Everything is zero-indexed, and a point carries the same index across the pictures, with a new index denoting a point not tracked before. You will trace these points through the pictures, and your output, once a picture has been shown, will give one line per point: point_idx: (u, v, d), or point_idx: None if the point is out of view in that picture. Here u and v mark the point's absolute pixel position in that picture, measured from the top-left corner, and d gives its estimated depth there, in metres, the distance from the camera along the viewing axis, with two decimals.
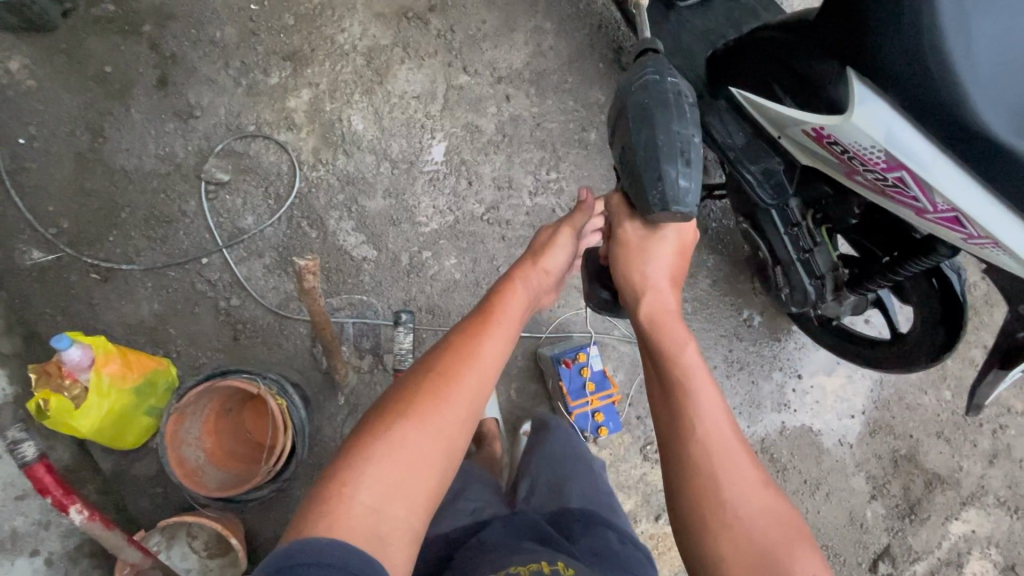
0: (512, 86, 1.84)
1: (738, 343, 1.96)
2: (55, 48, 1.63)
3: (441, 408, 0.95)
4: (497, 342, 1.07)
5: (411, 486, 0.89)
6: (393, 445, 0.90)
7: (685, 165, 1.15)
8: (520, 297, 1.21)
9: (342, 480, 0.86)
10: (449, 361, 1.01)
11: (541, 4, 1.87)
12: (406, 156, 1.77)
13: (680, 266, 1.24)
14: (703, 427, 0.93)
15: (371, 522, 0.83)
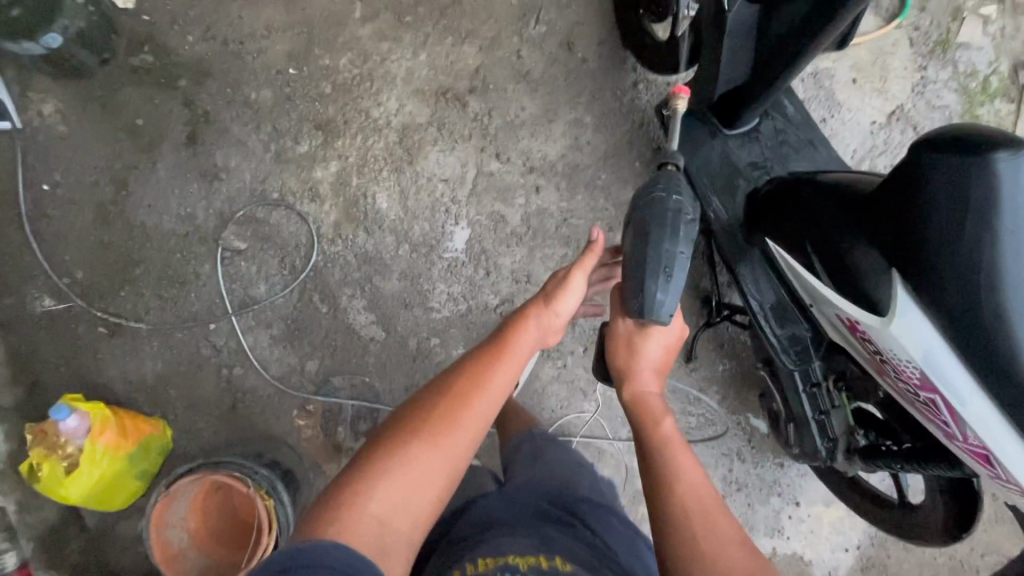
0: (543, 178, 1.79)
1: (739, 463, 1.91)
2: (89, 94, 1.61)
3: (453, 433, 0.97)
4: (510, 371, 1.11)
5: (418, 502, 0.90)
6: (406, 463, 0.92)
7: (666, 281, 1.18)
8: (532, 332, 1.23)
9: (354, 493, 0.87)
10: (467, 388, 1.04)
11: (584, 95, 1.81)
12: (427, 240, 1.73)
13: (668, 358, 1.24)
14: (678, 474, 0.99)
15: (377, 530, 0.84)
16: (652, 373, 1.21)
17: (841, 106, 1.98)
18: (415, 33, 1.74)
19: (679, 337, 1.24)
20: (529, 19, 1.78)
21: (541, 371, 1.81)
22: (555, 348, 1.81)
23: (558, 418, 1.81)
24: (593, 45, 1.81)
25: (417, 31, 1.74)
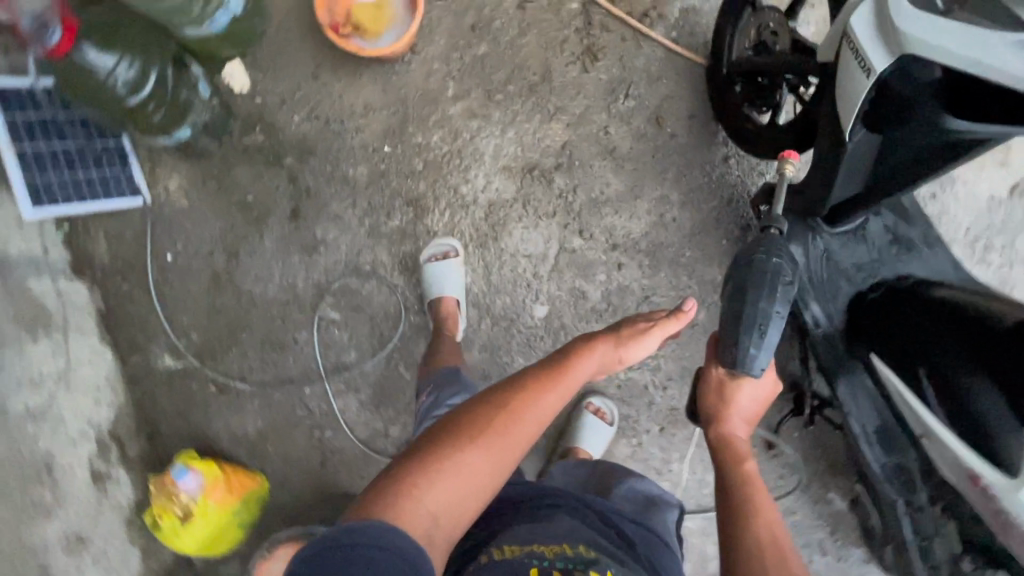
0: (626, 255, 1.78)
1: (819, 554, 1.82)
2: (208, 172, 1.76)
3: (506, 439, 0.95)
4: (566, 387, 1.08)
5: (466, 503, 0.88)
6: (459, 464, 0.90)
7: (767, 339, 1.18)
8: (595, 359, 1.18)
9: (408, 483, 0.85)
10: (520, 398, 1.01)
11: (671, 172, 1.78)
12: (508, 314, 1.77)
13: (761, 411, 1.23)
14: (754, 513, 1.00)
15: (429, 523, 0.83)
16: (743, 419, 1.22)
17: (972, 196, 1.82)
18: (504, 110, 1.77)
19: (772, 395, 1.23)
20: (617, 95, 1.78)
21: (616, 447, 1.79)
22: (631, 425, 1.79)
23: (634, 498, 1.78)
24: (683, 120, 1.77)
25: (507, 109, 1.77)
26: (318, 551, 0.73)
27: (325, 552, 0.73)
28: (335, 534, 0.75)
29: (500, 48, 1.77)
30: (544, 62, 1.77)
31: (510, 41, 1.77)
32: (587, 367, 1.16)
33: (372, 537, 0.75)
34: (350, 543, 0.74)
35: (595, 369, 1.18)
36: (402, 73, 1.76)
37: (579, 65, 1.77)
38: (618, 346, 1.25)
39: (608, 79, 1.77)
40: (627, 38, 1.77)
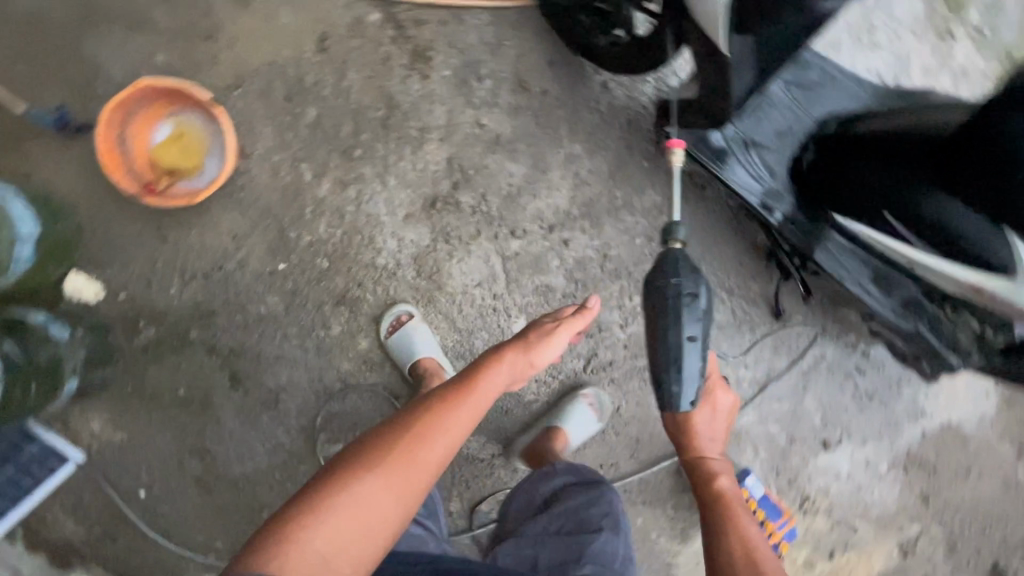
0: (566, 229, 1.69)
1: (863, 377, 1.89)
2: (124, 393, 1.56)
3: (409, 466, 0.83)
4: (479, 395, 0.97)
5: (357, 548, 0.76)
6: (356, 494, 0.78)
7: (693, 376, 1.11)
8: (507, 365, 1.08)
9: (296, 522, 0.75)
10: (428, 413, 0.90)
11: (564, 127, 1.65)
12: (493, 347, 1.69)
13: (725, 426, 1.40)
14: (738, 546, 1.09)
15: (317, 572, 0.73)
16: (710, 440, 1.36)
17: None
18: (371, 161, 1.59)
19: (730, 408, 1.41)
20: (470, 82, 1.60)
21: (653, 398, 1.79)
22: None
23: None
24: (547, 71, 1.63)
25: (373, 158, 1.59)
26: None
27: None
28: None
29: (328, 102, 1.56)
30: (381, 90, 1.57)
31: (334, 89, 1.55)
32: (501, 377, 1.05)
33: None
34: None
35: (509, 375, 1.07)
36: (249, 184, 1.56)
37: (416, 73, 1.57)
38: (526, 352, 1.16)
39: (453, 71, 1.59)
40: (447, 20, 1.57)
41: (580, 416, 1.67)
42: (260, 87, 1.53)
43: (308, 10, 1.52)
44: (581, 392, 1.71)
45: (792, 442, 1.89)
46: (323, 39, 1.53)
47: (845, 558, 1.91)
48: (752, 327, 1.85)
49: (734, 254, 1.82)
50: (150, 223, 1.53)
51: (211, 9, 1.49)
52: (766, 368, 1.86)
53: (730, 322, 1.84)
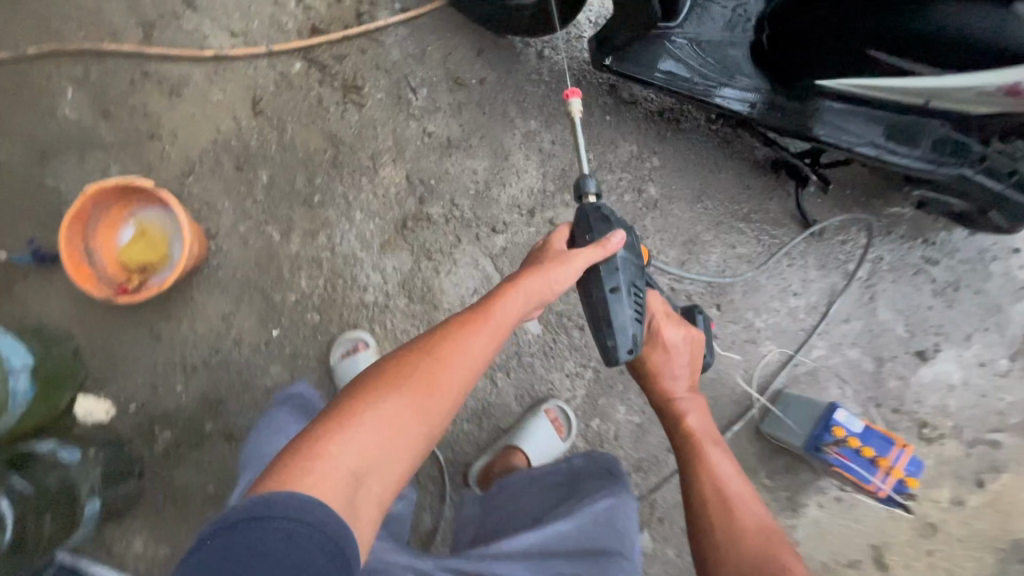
0: (548, 208, 1.57)
1: (937, 267, 1.62)
2: (157, 504, 1.51)
3: (433, 391, 0.84)
4: (494, 319, 0.94)
5: (385, 466, 0.78)
6: (379, 413, 0.80)
7: (626, 326, 1.11)
8: (525, 289, 0.98)
9: (318, 439, 0.77)
10: (442, 339, 0.90)
11: (513, 108, 1.57)
12: (510, 352, 1.57)
13: (686, 360, 1.31)
14: (713, 510, 1.14)
15: (349, 485, 0.73)
16: (675, 374, 1.30)
17: None
18: (334, 203, 1.56)
19: (687, 340, 1.31)
20: (406, 96, 1.56)
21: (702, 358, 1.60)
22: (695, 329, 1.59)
23: (755, 377, 1.61)
24: (478, 60, 1.58)
25: (334, 200, 1.56)
26: (219, 536, 0.65)
27: (225, 535, 0.64)
28: (238, 508, 0.66)
29: (277, 159, 1.55)
30: (323, 132, 1.56)
31: (279, 146, 1.55)
32: (522, 302, 0.98)
33: (280, 509, 0.66)
34: (245, 540, 0.64)
35: (528, 301, 0.98)
36: (224, 261, 1.55)
37: (352, 105, 1.56)
38: (543, 269, 1.01)
39: (386, 91, 1.56)
40: (366, 46, 1.56)
41: (540, 433, 1.49)
42: (211, 166, 1.55)
43: (235, 81, 1.55)
44: (543, 406, 1.53)
45: (882, 363, 1.61)
46: (256, 102, 1.55)
47: (1000, 482, 1.57)
48: (789, 248, 1.61)
49: (739, 176, 1.61)
50: (144, 328, 1.54)
51: (149, 110, 1.54)
52: (821, 288, 1.62)
53: (762, 250, 1.61)
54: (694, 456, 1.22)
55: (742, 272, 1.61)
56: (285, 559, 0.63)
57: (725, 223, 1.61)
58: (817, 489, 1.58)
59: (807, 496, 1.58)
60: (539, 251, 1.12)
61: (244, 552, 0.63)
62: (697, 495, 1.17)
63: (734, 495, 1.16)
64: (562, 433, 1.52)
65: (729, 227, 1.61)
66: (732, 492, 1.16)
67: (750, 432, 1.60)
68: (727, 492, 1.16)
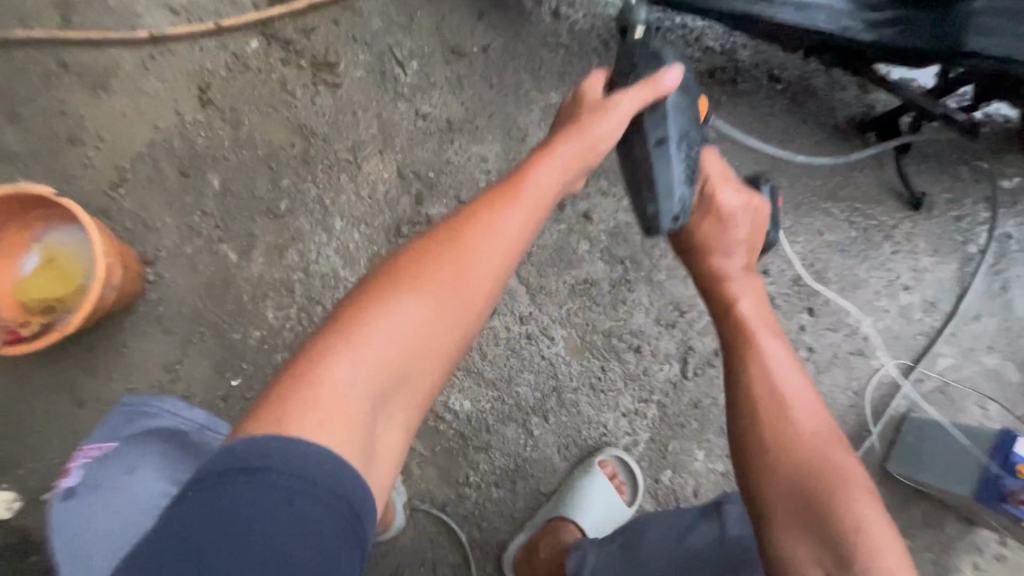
0: (580, 199, 1.23)
1: None
2: None
3: (462, 287, 0.69)
4: (528, 199, 0.76)
5: (409, 377, 0.65)
6: (394, 321, 0.65)
7: (675, 183, 0.86)
8: (566, 158, 0.80)
9: (316, 360, 0.62)
10: (465, 226, 0.72)
11: (527, 77, 1.25)
12: (546, 390, 1.19)
13: (747, 232, 0.96)
14: (769, 426, 0.79)
15: (359, 409, 0.60)
16: (729, 249, 0.95)
17: None
18: (306, 211, 1.21)
19: (747, 209, 0.96)
20: (392, 72, 1.24)
21: None
22: None
23: (869, 401, 1.22)
24: (479, 23, 1.25)
25: (306, 206, 1.21)
26: (194, 503, 0.51)
27: (202, 502, 0.51)
28: (223, 460, 0.53)
29: (232, 160, 1.22)
30: (289, 123, 1.23)
31: (234, 143, 1.22)
32: (560, 168, 0.80)
33: (273, 463, 0.53)
34: (226, 513, 0.50)
35: (566, 168, 0.80)
36: (167, 293, 1.19)
37: (324, 87, 1.23)
38: (584, 126, 0.82)
39: (367, 68, 1.24)
40: (339, 15, 1.25)
41: (598, 498, 1.12)
42: (148, 174, 1.21)
43: (176, 66, 1.22)
44: (599, 460, 1.16)
45: None
46: (203, 91, 1.22)
47: None
48: (892, 231, 1.26)
49: (818, 144, 1.27)
50: (62, 387, 1.17)
51: (69, 108, 1.21)
52: (940, 279, 1.25)
53: (857, 235, 1.26)
54: (752, 354, 0.85)
55: (835, 265, 1.25)
56: (280, 533, 0.50)
57: (806, 203, 1.26)
58: (970, 548, 1.18)
59: (958, 559, 1.17)
60: (570, 106, 0.91)
61: (225, 522, 0.50)
62: (749, 410, 0.81)
63: (802, 420, 0.80)
64: (627, 499, 1.15)
65: (812, 208, 1.26)
66: (799, 412, 0.80)
67: (870, 474, 1.21)
68: (799, 406, 0.80)
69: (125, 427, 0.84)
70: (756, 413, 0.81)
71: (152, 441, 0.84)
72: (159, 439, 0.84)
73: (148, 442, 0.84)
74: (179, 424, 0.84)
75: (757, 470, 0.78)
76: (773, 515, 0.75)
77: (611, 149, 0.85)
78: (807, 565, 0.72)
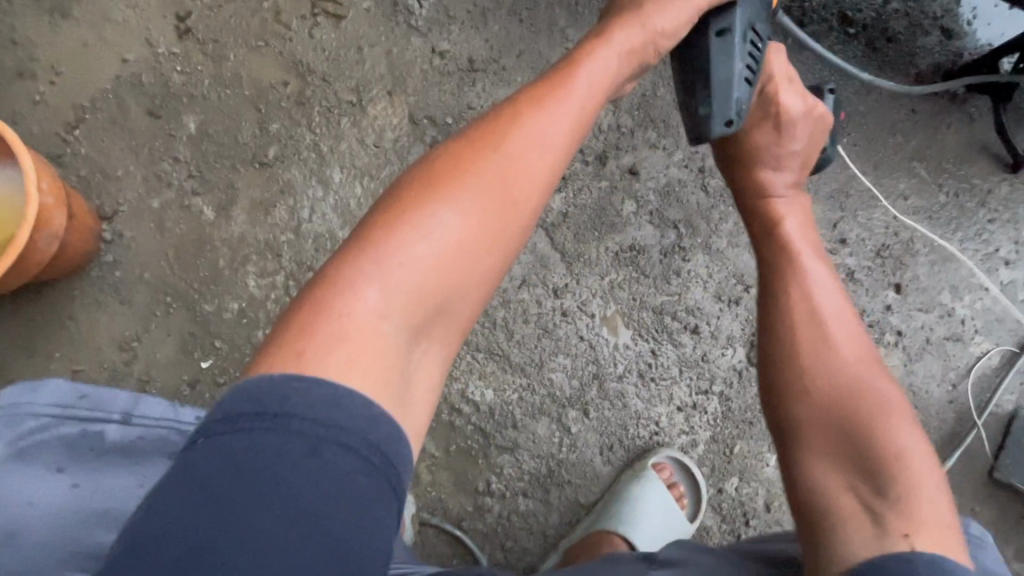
0: (625, 151, 1.04)
1: None
2: None
3: (511, 197, 0.52)
4: (585, 85, 0.59)
5: (444, 307, 0.49)
6: (432, 234, 0.48)
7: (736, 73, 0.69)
8: (624, 45, 0.64)
9: (336, 287, 0.46)
10: (509, 116, 0.55)
11: (563, 13, 1.07)
12: (586, 378, 0.98)
13: (802, 143, 0.79)
14: (810, 349, 0.68)
15: (385, 345, 0.45)
16: (780, 162, 0.78)
17: None
18: (299, 160, 1.01)
19: (806, 120, 0.79)
20: (405, 4, 1.06)
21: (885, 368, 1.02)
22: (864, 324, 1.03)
23: (972, 397, 1.01)
24: None
25: (299, 155, 1.02)
26: (200, 453, 0.37)
27: (214, 453, 0.37)
28: (235, 398, 0.39)
29: (213, 100, 1.02)
30: (282, 59, 1.04)
31: (216, 80, 1.03)
32: (620, 58, 0.63)
33: (302, 404, 0.39)
34: (244, 468, 0.36)
35: (624, 60, 0.64)
36: (126, 256, 0.98)
37: (325, 19, 1.05)
38: (645, 14, 0.65)
39: None
40: None
41: (654, 508, 0.91)
42: (110, 113, 1.01)
43: None
44: (655, 461, 0.95)
45: None
46: (181, 19, 1.03)
47: None
48: (988, 196, 1.07)
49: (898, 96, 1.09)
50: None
51: (18, 36, 1.01)
52: None
53: (947, 201, 1.07)
54: (793, 269, 0.73)
55: (923, 234, 1.06)
56: (320, 491, 0.36)
57: (887, 162, 1.08)
58: None
59: None
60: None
61: (247, 481, 0.36)
62: (790, 330, 0.69)
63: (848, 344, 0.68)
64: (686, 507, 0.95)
65: (893, 168, 1.08)
66: (842, 335, 0.69)
67: (976, 485, 0.99)
68: (844, 330, 0.69)
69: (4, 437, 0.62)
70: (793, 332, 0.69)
71: (49, 453, 0.63)
72: (59, 452, 0.64)
73: (43, 456, 0.63)
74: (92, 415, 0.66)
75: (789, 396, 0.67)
76: (800, 442, 0.65)
77: (678, 41, 0.67)
78: (838, 493, 0.61)
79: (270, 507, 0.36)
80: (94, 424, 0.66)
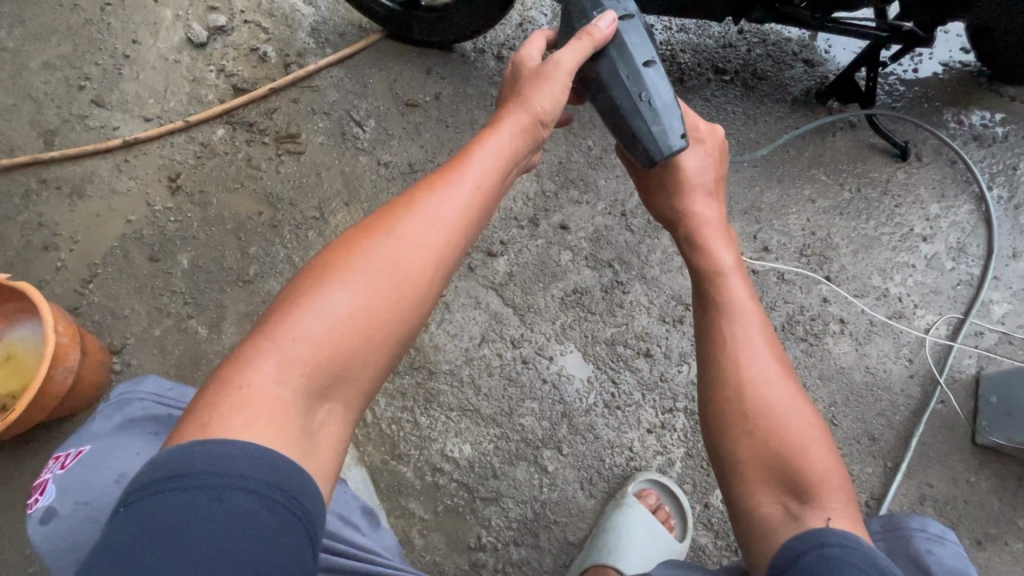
0: (553, 211, 1.17)
1: None
2: None
3: (400, 278, 0.54)
4: (478, 166, 0.62)
5: (338, 385, 0.50)
6: (325, 313, 0.50)
7: (662, 103, 0.71)
8: (511, 131, 0.67)
9: (238, 364, 0.48)
10: (405, 202, 0.58)
11: (480, 114, 1.29)
12: (555, 417, 1.03)
13: (711, 175, 0.80)
14: (743, 370, 0.65)
15: (277, 425, 0.46)
16: (704, 191, 0.79)
17: None
18: (276, 272, 1.18)
19: (719, 141, 0.82)
20: (352, 132, 1.28)
21: (838, 355, 1.06)
22: (807, 319, 1.09)
23: (932, 367, 1.05)
24: (429, 77, 1.32)
25: (275, 269, 1.18)
26: (116, 524, 0.38)
27: (129, 520, 0.38)
28: (145, 470, 0.40)
29: (201, 238, 1.21)
30: (256, 194, 1.24)
31: (203, 222, 1.22)
32: (508, 140, 0.66)
33: (205, 461, 0.40)
34: (156, 526, 0.37)
35: (510, 135, 0.67)
36: None
37: (288, 157, 1.27)
38: (528, 94, 0.70)
39: (327, 132, 1.28)
40: (298, 94, 1.31)
41: (642, 531, 0.93)
42: (118, 265, 1.19)
43: (149, 164, 1.27)
44: (647, 483, 0.98)
45: None
46: (173, 180, 1.25)
47: None
48: (888, 184, 1.18)
49: (782, 120, 1.24)
50: (18, 506, 1.03)
51: (46, 220, 1.23)
52: (957, 222, 1.14)
53: (853, 196, 1.17)
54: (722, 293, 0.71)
55: (839, 229, 1.15)
56: (224, 531, 0.37)
57: (790, 173, 1.20)
58: None
59: None
60: (509, 74, 0.75)
61: (156, 538, 0.37)
62: (729, 350, 0.67)
63: (774, 363, 0.66)
64: (676, 531, 0.98)
65: (796, 178, 1.19)
66: (771, 354, 0.67)
67: (965, 456, 1.00)
68: (771, 349, 0.67)
69: (112, 415, 0.68)
70: (732, 354, 0.66)
71: (140, 427, 0.67)
72: (150, 425, 0.68)
73: (139, 427, 0.67)
74: (165, 407, 0.69)
75: (722, 428, 0.65)
76: (744, 460, 0.62)
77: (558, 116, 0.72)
78: (775, 497, 0.61)
79: (176, 558, 0.36)
80: (175, 410, 0.69)
